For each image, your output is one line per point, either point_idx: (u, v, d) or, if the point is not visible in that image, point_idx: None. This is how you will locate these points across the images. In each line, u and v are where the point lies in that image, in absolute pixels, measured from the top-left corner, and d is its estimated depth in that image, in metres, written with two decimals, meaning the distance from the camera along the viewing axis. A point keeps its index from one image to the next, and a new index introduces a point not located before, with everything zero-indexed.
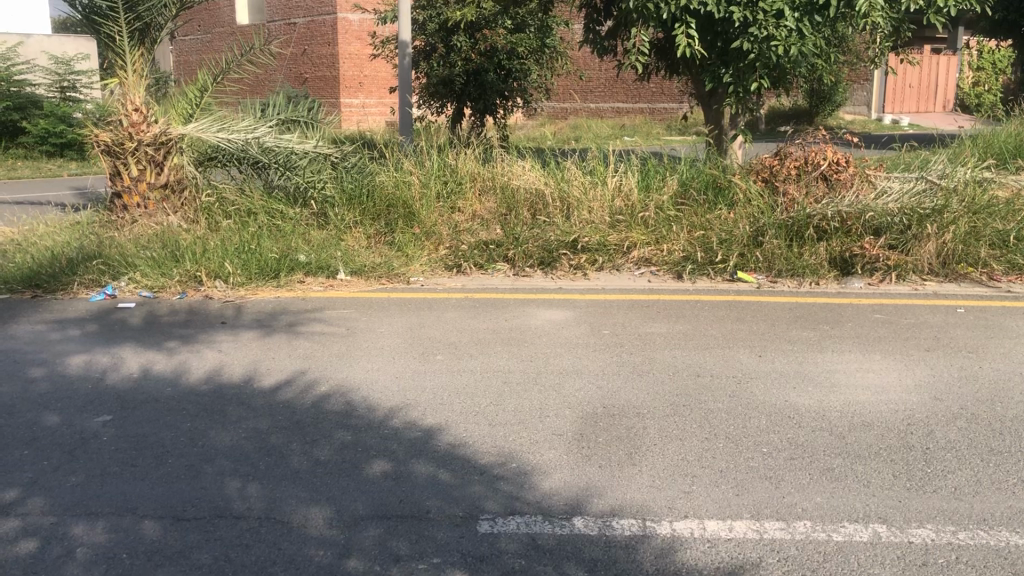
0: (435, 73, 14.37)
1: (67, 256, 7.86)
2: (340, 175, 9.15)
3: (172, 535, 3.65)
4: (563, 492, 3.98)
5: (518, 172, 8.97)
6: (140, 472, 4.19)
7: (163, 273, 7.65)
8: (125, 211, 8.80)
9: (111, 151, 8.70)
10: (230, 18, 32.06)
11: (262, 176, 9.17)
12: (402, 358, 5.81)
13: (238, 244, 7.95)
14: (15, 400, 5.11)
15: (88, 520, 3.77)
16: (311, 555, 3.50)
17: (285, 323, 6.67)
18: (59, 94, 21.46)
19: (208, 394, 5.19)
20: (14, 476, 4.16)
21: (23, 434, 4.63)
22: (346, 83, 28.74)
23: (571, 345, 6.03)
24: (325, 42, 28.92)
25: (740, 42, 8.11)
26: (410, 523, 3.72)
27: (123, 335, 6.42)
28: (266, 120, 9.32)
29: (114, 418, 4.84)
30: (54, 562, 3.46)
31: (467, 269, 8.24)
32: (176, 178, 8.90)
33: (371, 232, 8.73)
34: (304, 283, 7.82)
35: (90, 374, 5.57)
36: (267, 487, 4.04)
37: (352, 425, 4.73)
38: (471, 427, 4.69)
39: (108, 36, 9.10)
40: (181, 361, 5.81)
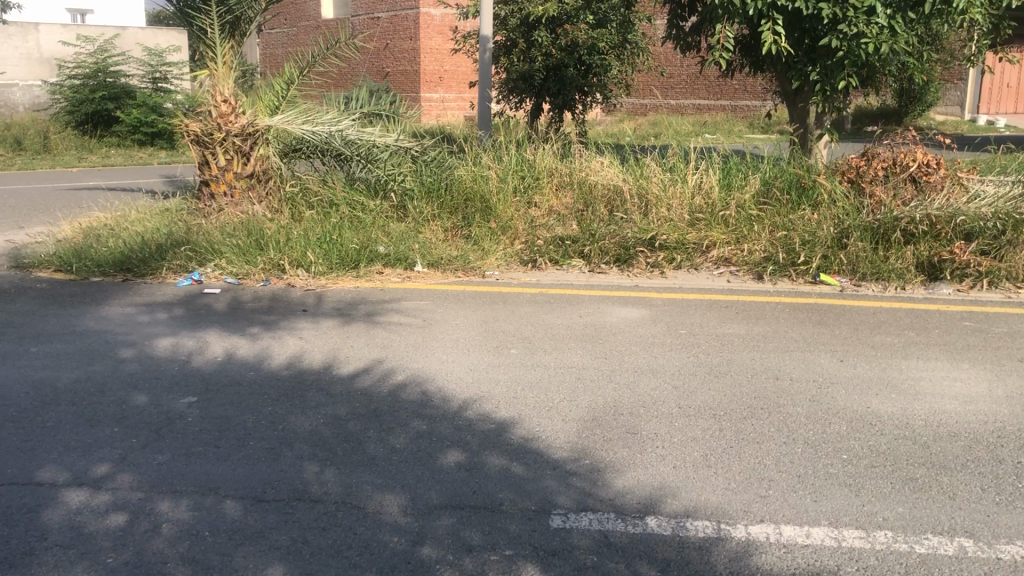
0: (514, 69, 14.44)
1: (157, 241, 8.12)
2: (419, 168, 9.27)
3: (252, 516, 3.75)
4: (636, 491, 3.96)
5: (596, 168, 8.96)
6: (222, 453, 4.32)
7: (248, 261, 7.85)
8: (213, 199, 9.03)
9: (200, 140, 8.94)
10: (316, 12, 32.72)
11: (345, 169, 9.36)
12: (477, 350, 5.86)
13: (321, 233, 8.10)
14: (106, 379, 5.32)
15: (174, 498, 3.90)
16: (386, 541, 3.56)
17: (364, 312, 6.78)
18: (152, 84, 22.15)
19: (289, 379, 5.32)
20: (105, 452, 4.33)
21: (114, 412, 4.82)
22: (426, 77, 29.09)
23: (647, 344, 5.99)
24: (408, 36, 29.28)
25: (829, 40, 7.92)
26: (483, 514, 3.75)
27: (209, 319, 6.61)
28: (349, 113, 9.51)
29: (198, 400, 4.99)
30: (142, 536, 3.59)
31: (542, 264, 8.25)
32: (261, 168, 9.10)
33: (448, 225, 8.79)
34: (382, 274, 7.92)
35: (177, 356, 5.76)
36: (343, 472, 4.12)
37: (427, 414, 4.79)
38: (544, 422, 4.70)
39: (201, 29, 9.36)
40: (263, 346, 5.96)
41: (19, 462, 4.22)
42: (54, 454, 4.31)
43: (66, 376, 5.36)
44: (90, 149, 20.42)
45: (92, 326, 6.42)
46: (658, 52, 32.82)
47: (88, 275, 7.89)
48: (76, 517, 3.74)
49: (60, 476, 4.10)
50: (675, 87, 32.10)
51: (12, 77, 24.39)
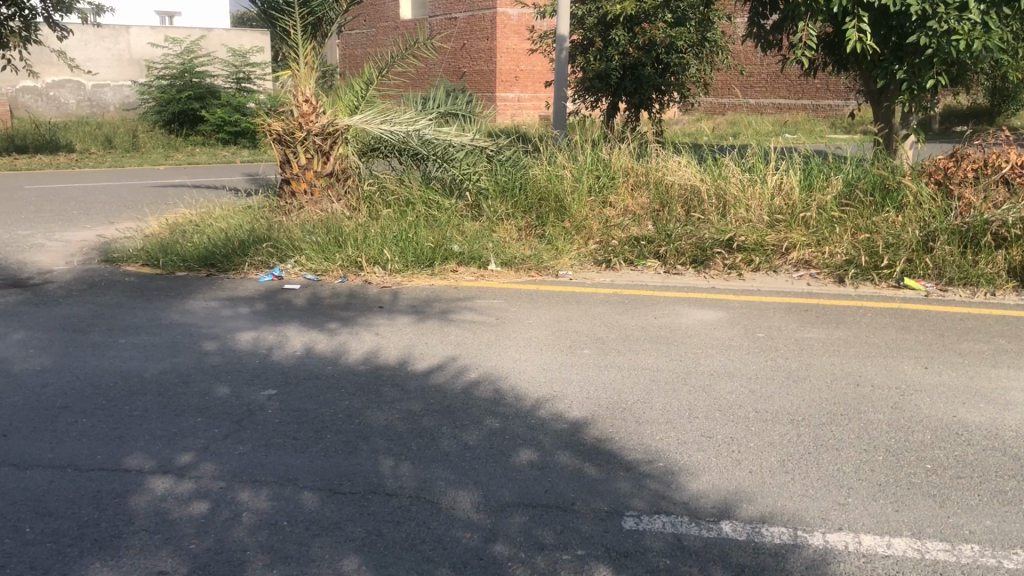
0: (591, 68, 14.41)
1: (239, 237, 8.34)
2: (494, 167, 9.33)
3: (329, 507, 3.82)
4: (711, 495, 3.91)
5: (673, 169, 8.87)
6: (300, 445, 4.41)
7: (327, 257, 8.00)
8: (293, 197, 9.22)
9: (282, 140, 9.15)
10: (394, 12, 33.17)
11: (421, 168, 9.48)
12: (550, 350, 5.86)
13: (397, 231, 8.20)
14: (191, 370, 5.49)
15: (254, 487, 4.00)
16: (459, 537, 3.59)
17: (439, 309, 6.86)
18: (235, 84, 22.71)
19: (366, 374, 5.41)
20: (189, 442, 4.47)
21: (197, 402, 4.97)
22: (502, 77, 29.22)
23: (723, 346, 5.91)
24: (484, 36, 29.46)
25: (916, 37, 7.69)
26: (555, 513, 3.75)
27: (289, 314, 6.76)
28: (426, 113, 9.62)
29: (278, 393, 5.11)
30: (224, 524, 3.69)
31: (617, 264, 8.21)
32: (341, 167, 9.27)
33: (522, 224, 8.81)
34: (456, 272, 7.98)
35: (257, 349, 5.90)
36: (418, 467, 4.17)
37: (500, 412, 4.81)
38: (618, 423, 4.68)
39: (284, 30, 9.57)
40: (341, 341, 6.07)
41: (109, 448, 4.39)
42: (141, 442, 4.47)
43: (153, 367, 5.55)
44: (176, 147, 21.07)
45: (178, 319, 6.62)
46: (738, 49, 32.34)
47: (174, 269, 8.15)
48: (161, 503, 3.87)
49: (146, 463, 4.24)
50: (755, 86, 31.57)
51: (104, 78, 25.36)
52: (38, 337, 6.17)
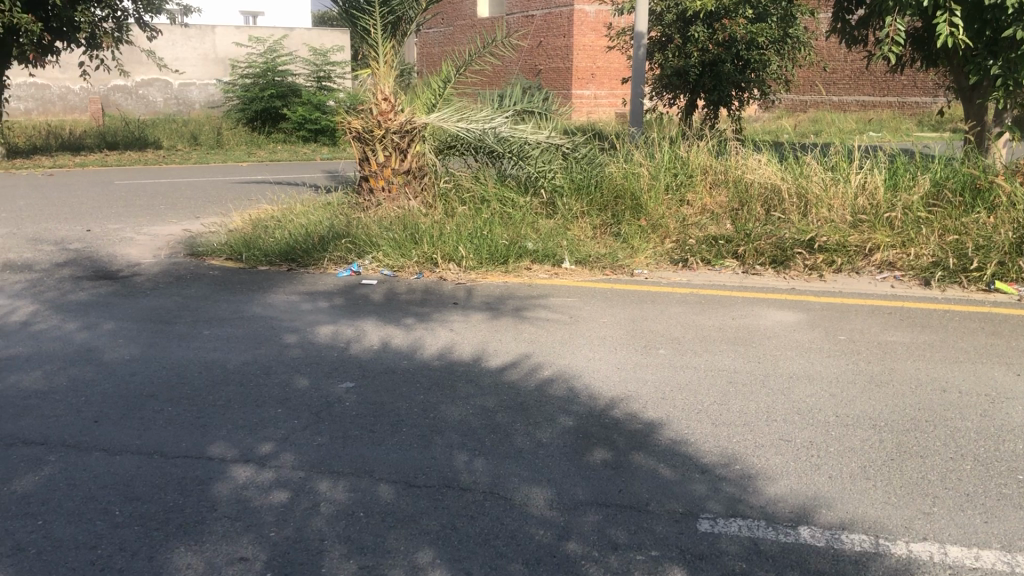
0: (670, 65, 14.29)
1: (319, 233, 8.50)
2: (570, 165, 9.32)
3: (404, 500, 3.87)
4: (789, 499, 3.84)
5: (753, 167, 8.73)
6: (376, 437, 4.48)
7: (403, 254, 8.09)
8: (371, 194, 9.35)
9: (362, 137, 9.28)
10: (472, 11, 33.38)
11: (497, 165, 9.52)
12: (625, 349, 5.84)
13: (472, 229, 8.26)
14: (272, 362, 5.62)
15: (332, 478, 4.08)
16: (532, 533, 3.60)
17: (513, 307, 6.88)
18: (316, 83, 23.18)
19: (441, 369, 5.46)
20: (270, 432, 4.58)
21: (278, 393, 5.09)
22: (578, 74, 29.14)
23: (804, 349, 5.80)
24: (561, 34, 29.44)
25: (1012, 31, 7.40)
26: (630, 513, 3.74)
27: (366, 309, 6.87)
28: (503, 111, 9.66)
29: (355, 386, 5.20)
30: (303, 514, 3.78)
31: (694, 264, 8.12)
32: (417, 164, 9.37)
33: (598, 222, 8.77)
34: (530, 269, 8.00)
35: (336, 342, 6.01)
36: (492, 462, 4.20)
37: (574, 411, 4.81)
38: (694, 424, 4.63)
39: (364, 29, 9.69)
40: (417, 337, 6.14)
41: (194, 436, 4.53)
42: (224, 431, 4.59)
43: (235, 358, 5.70)
44: (258, 144, 21.57)
45: (259, 312, 6.79)
46: (821, 45, 31.62)
47: (256, 264, 8.35)
48: (243, 491, 3.97)
49: (229, 452, 4.36)
50: (838, 83, 30.88)
51: (190, 76, 26.11)
52: (128, 327, 6.40)
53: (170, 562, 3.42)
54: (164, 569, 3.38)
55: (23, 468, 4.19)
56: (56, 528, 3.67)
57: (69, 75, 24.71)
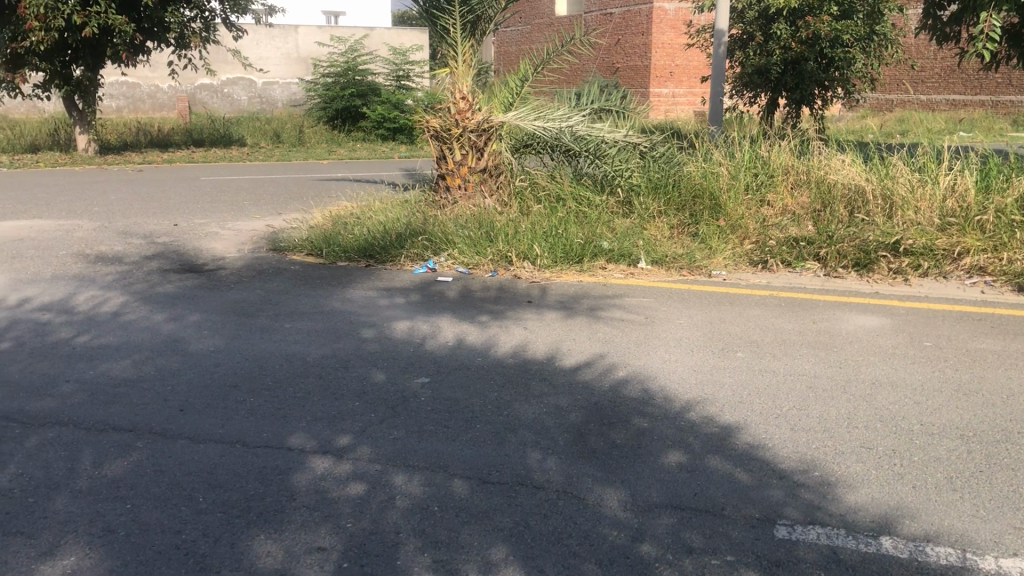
0: (751, 63, 14.07)
1: (396, 231, 8.61)
2: (647, 164, 9.25)
3: (478, 496, 3.90)
4: (871, 509, 3.75)
5: (836, 168, 8.54)
6: (450, 433, 4.52)
7: (478, 251, 8.14)
8: (448, 192, 9.43)
9: (439, 136, 9.37)
10: (549, 9, 33.38)
11: (573, 164, 9.51)
12: (702, 351, 5.77)
13: (547, 228, 8.26)
14: (350, 356, 5.73)
15: (407, 472, 4.14)
16: (606, 534, 3.59)
17: (588, 306, 6.86)
18: (395, 82, 23.52)
19: (515, 367, 5.48)
20: (347, 424, 4.67)
21: (355, 387, 5.18)
22: (657, 72, 28.89)
23: (887, 354, 5.65)
24: (640, 32, 29.24)
25: None
26: (705, 517, 3.69)
27: (442, 306, 6.94)
28: (580, 110, 9.65)
29: (430, 381, 5.26)
30: (379, 506, 3.83)
31: (773, 266, 7.97)
32: (494, 163, 9.42)
33: (675, 222, 8.67)
34: (606, 269, 7.96)
35: (412, 338, 6.09)
36: (566, 462, 4.20)
37: (648, 412, 4.77)
38: (772, 429, 4.55)
39: (444, 28, 9.79)
40: (491, 334, 6.17)
41: (275, 427, 4.64)
42: (304, 422, 4.69)
43: (314, 351, 5.82)
44: (338, 142, 21.95)
45: (338, 307, 6.92)
46: (909, 42, 30.72)
47: (335, 260, 8.51)
48: (321, 482, 4.06)
49: (308, 443, 4.46)
50: (927, 81, 29.95)
51: (273, 76, 26.73)
52: (212, 319, 6.59)
53: (251, 550, 3.51)
54: (245, 555, 3.48)
55: (112, 453, 4.35)
56: (143, 512, 3.80)
57: (158, 75, 25.52)
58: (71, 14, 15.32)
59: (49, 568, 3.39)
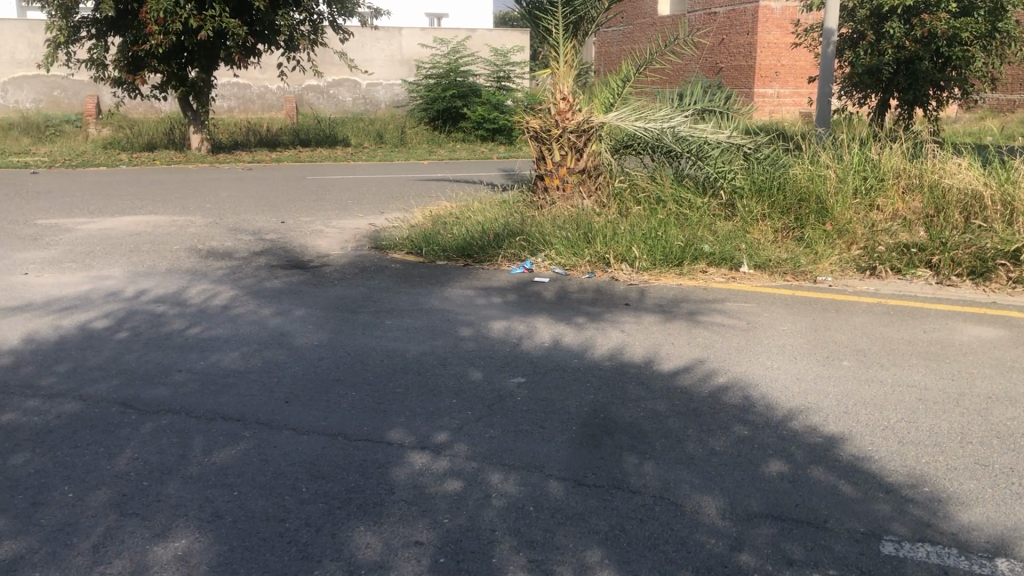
0: (861, 63, 13.63)
1: (494, 231, 8.67)
2: (751, 166, 9.07)
3: (574, 498, 3.90)
4: (985, 529, 3.58)
5: (952, 172, 8.23)
6: (546, 434, 4.53)
7: (576, 252, 8.11)
8: (547, 193, 9.46)
9: (539, 137, 9.41)
10: (652, 9, 33.08)
11: (675, 165, 9.39)
12: (805, 359, 5.62)
13: (647, 230, 8.19)
14: (448, 354, 5.80)
15: (503, 471, 4.16)
16: (703, 542, 3.54)
17: (687, 310, 6.77)
18: (496, 83, 23.78)
19: (612, 370, 5.46)
20: (445, 421, 4.73)
21: (453, 384, 5.25)
22: (761, 72, 28.31)
23: (1005, 368, 5.39)
24: (745, 31, 28.68)
25: None
26: (806, 529, 3.60)
27: (538, 306, 6.96)
28: (683, 110, 9.53)
29: (526, 381, 5.29)
30: (475, 503, 3.87)
31: (883, 272, 7.71)
32: (593, 164, 9.39)
33: (779, 226, 8.47)
34: (706, 272, 7.84)
35: (509, 338, 6.13)
36: (662, 467, 4.15)
37: (749, 420, 4.67)
38: (878, 441, 4.40)
39: (546, 29, 9.81)
40: (589, 336, 6.15)
41: (375, 421, 4.74)
42: (403, 418, 4.78)
43: (413, 348, 5.92)
44: (439, 142, 22.26)
45: (436, 305, 7.02)
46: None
47: (434, 259, 8.63)
48: (420, 477, 4.12)
49: (407, 438, 4.54)
50: None
51: (377, 78, 27.31)
52: (316, 314, 6.78)
53: (351, 541, 3.59)
54: (345, 546, 3.56)
55: (221, 441, 4.52)
56: (249, 499, 3.94)
57: (268, 76, 26.34)
58: (188, 17, 15.97)
59: (161, 550, 3.55)
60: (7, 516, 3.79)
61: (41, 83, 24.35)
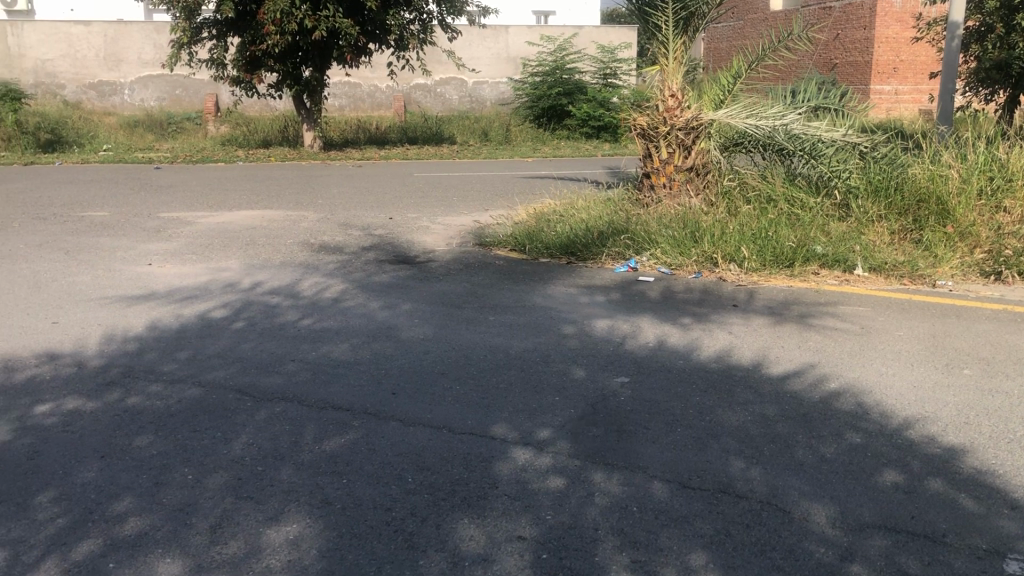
0: (988, 56, 12.98)
1: (599, 229, 8.64)
2: (867, 164, 8.79)
3: (678, 500, 3.85)
4: None
5: None
6: (650, 435, 4.49)
7: (682, 252, 8.00)
8: (653, 191, 9.36)
9: (646, 134, 9.31)
10: (763, 4, 32.35)
11: (786, 164, 9.16)
12: (923, 366, 5.41)
13: (756, 230, 8.01)
14: (551, 351, 5.81)
15: (606, 470, 4.15)
16: (812, 550, 3.45)
17: (797, 313, 6.60)
18: (602, 81, 23.80)
19: (718, 372, 5.37)
20: (548, 418, 4.74)
21: (557, 382, 5.26)
22: (879, 68, 27.38)
23: None
24: (862, 25, 27.77)
25: None
26: (922, 542, 3.47)
27: (643, 306, 6.90)
28: (796, 108, 9.29)
29: (630, 381, 5.25)
30: (578, 501, 3.87)
31: (1008, 277, 7.41)
32: (701, 162, 9.24)
33: (896, 227, 8.17)
34: (818, 274, 7.62)
35: (613, 337, 6.11)
36: (770, 472, 4.06)
37: (862, 428, 4.53)
38: (1003, 454, 4.20)
39: (656, 26, 9.70)
40: (694, 337, 6.07)
41: (478, 416, 4.79)
42: (506, 413, 4.82)
43: (517, 344, 5.96)
44: (544, 140, 22.32)
45: (540, 302, 7.05)
46: None
47: (538, 257, 8.65)
48: (522, 473, 4.15)
49: (510, 433, 4.57)
50: None
51: (484, 76, 27.59)
52: (422, 309, 6.90)
53: (455, 533, 3.65)
54: (450, 537, 3.61)
55: (330, 430, 4.65)
56: (357, 487, 4.04)
57: (377, 75, 26.92)
58: (303, 18, 16.44)
59: (275, 533, 3.68)
60: (132, 494, 4.00)
61: (164, 82, 25.52)
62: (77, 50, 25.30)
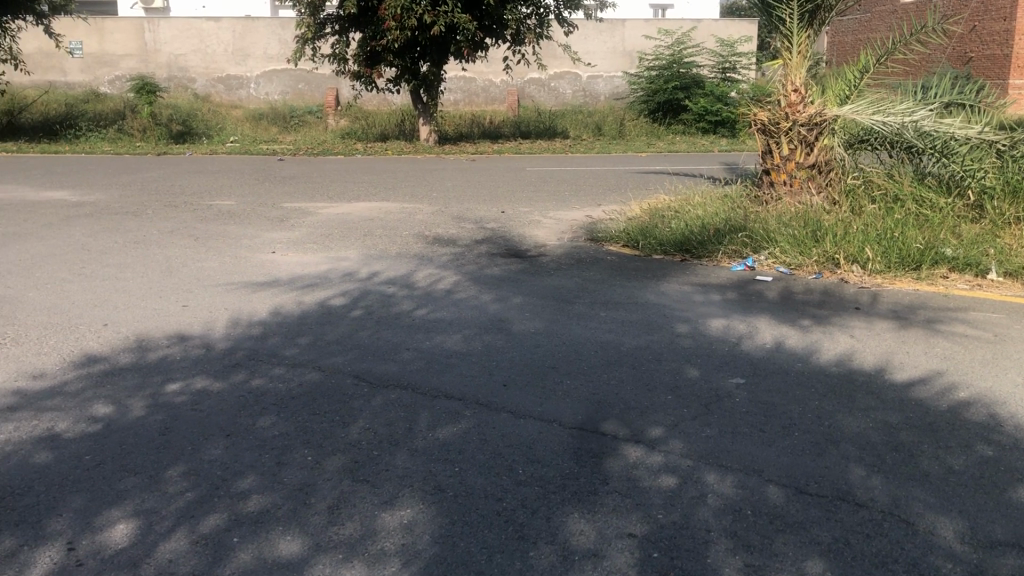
0: None
1: (715, 226, 8.48)
2: (1004, 164, 8.38)
3: (795, 505, 3.76)
4: None
5: None
6: (766, 438, 4.39)
7: (802, 252, 7.77)
8: (772, 188, 9.13)
9: (767, 130, 9.08)
10: None
11: (915, 162, 8.83)
12: None
13: (881, 230, 7.72)
14: (664, 349, 5.75)
15: (720, 472, 4.08)
16: (938, 565, 3.31)
17: (925, 318, 6.32)
18: (720, 75, 23.38)
19: (839, 376, 5.20)
20: (660, 417, 4.69)
21: (670, 380, 5.20)
22: (1019, 61, 26.00)
23: None
24: (1000, 17, 26.39)
25: None
26: None
27: (760, 306, 6.75)
28: (927, 103, 8.90)
29: (746, 382, 5.15)
30: (690, 501, 3.82)
31: None
32: (825, 158, 8.94)
33: None
34: (948, 278, 7.30)
35: (728, 336, 5.99)
36: (892, 482, 3.92)
37: (994, 440, 4.31)
38: None
39: (779, 19, 9.43)
40: (814, 340, 5.90)
41: (590, 411, 4.78)
42: (618, 410, 4.79)
43: (629, 341, 5.92)
44: (659, 135, 22.07)
45: (653, 299, 6.98)
46: None
47: (652, 253, 8.56)
48: (634, 470, 4.12)
49: (622, 430, 4.55)
50: None
51: (598, 70, 27.48)
52: (534, 303, 6.93)
53: (565, 526, 3.65)
54: (560, 530, 3.63)
55: (443, 419, 4.72)
56: (469, 476, 4.10)
57: (493, 70, 27.14)
58: (423, 13, 16.72)
59: (390, 516, 3.77)
60: (255, 472, 4.17)
61: (288, 77, 26.40)
62: (208, 45, 26.47)
